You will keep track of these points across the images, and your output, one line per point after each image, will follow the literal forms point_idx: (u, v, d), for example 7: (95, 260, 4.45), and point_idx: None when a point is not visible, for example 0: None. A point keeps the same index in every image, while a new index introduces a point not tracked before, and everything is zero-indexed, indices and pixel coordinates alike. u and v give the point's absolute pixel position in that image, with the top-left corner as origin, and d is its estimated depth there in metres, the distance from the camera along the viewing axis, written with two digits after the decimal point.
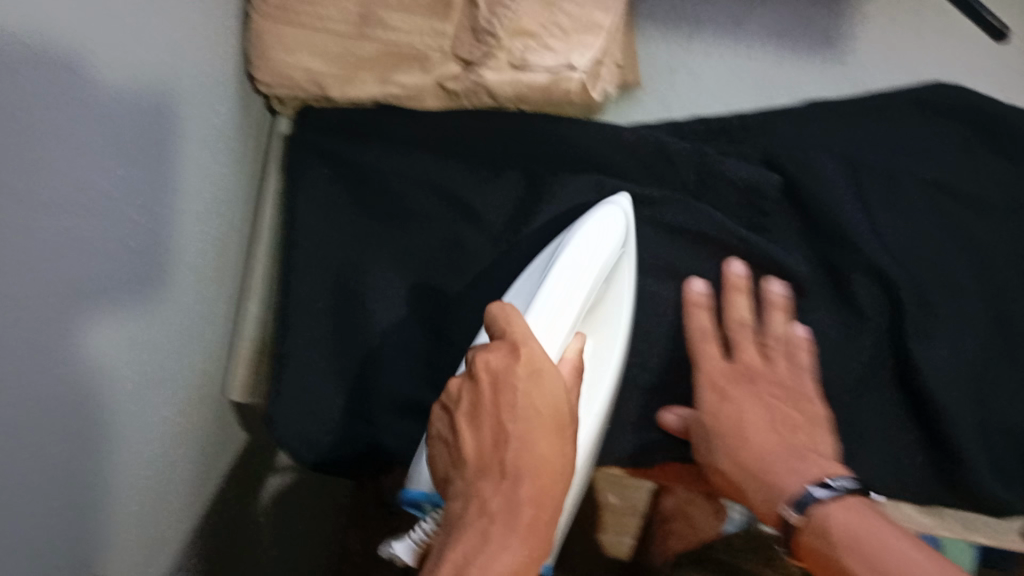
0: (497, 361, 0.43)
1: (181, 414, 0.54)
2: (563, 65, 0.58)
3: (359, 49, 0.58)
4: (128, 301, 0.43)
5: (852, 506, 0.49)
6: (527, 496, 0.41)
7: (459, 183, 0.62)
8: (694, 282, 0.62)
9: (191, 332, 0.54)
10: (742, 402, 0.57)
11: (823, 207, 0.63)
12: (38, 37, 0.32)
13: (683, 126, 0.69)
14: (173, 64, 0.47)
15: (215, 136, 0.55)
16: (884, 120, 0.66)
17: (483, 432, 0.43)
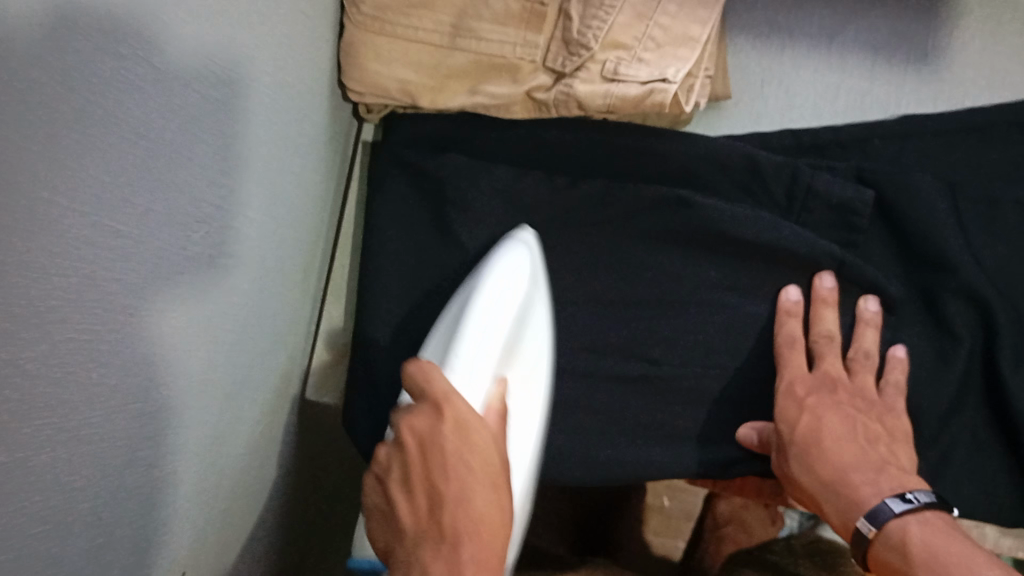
0: (424, 424, 0.48)
1: (240, 405, 0.52)
2: (656, 78, 0.57)
3: (450, 59, 0.58)
4: (222, 309, 0.46)
5: (930, 521, 0.51)
6: (467, 556, 0.44)
7: (532, 194, 0.65)
8: (789, 292, 0.62)
9: (256, 321, 0.53)
10: (824, 411, 0.58)
11: (923, 225, 0.61)
12: (122, 33, 0.33)
13: (773, 140, 0.65)
14: (258, 63, 0.47)
15: (290, 117, 0.53)
16: (987, 139, 0.63)
17: (417, 494, 0.47)
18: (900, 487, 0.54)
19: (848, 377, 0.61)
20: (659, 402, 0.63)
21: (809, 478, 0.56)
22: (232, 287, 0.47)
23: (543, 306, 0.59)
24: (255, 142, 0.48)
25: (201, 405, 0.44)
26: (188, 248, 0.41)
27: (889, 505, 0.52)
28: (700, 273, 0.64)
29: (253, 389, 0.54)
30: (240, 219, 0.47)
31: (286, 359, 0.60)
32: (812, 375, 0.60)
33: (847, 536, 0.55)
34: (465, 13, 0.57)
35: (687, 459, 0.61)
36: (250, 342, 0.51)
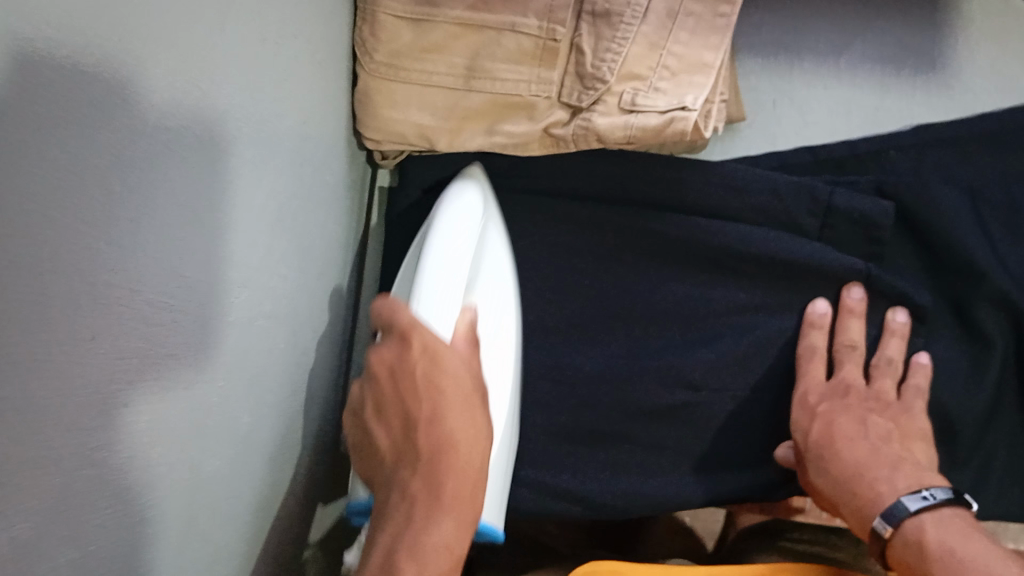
0: (391, 354, 0.47)
1: (261, 471, 0.48)
2: (676, 106, 0.57)
3: (466, 101, 0.58)
4: (255, 358, 0.46)
5: (947, 519, 0.48)
6: (445, 473, 0.44)
7: (551, 228, 0.64)
8: (816, 304, 0.62)
9: (277, 374, 0.49)
10: (836, 415, 0.57)
11: (946, 234, 0.61)
12: (131, 98, 0.31)
13: (789, 159, 0.65)
14: (271, 117, 0.46)
15: (296, 156, 0.50)
16: (1006, 147, 0.63)
17: (392, 422, 0.47)
18: (915, 484, 0.52)
19: (868, 384, 0.60)
20: (703, 430, 0.62)
21: (828, 484, 0.55)
22: (264, 348, 0.47)
23: (499, 234, 0.59)
24: (273, 203, 0.47)
25: (235, 452, 0.44)
26: (198, 305, 0.38)
27: (904, 503, 0.50)
28: (730, 295, 0.63)
29: (277, 446, 0.50)
30: (271, 276, 0.47)
31: (318, 417, 0.59)
32: (828, 384, 0.60)
33: (866, 537, 0.53)
34: (479, 54, 0.57)
35: (728, 485, 0.61)
36: (283, 397, 0.51)
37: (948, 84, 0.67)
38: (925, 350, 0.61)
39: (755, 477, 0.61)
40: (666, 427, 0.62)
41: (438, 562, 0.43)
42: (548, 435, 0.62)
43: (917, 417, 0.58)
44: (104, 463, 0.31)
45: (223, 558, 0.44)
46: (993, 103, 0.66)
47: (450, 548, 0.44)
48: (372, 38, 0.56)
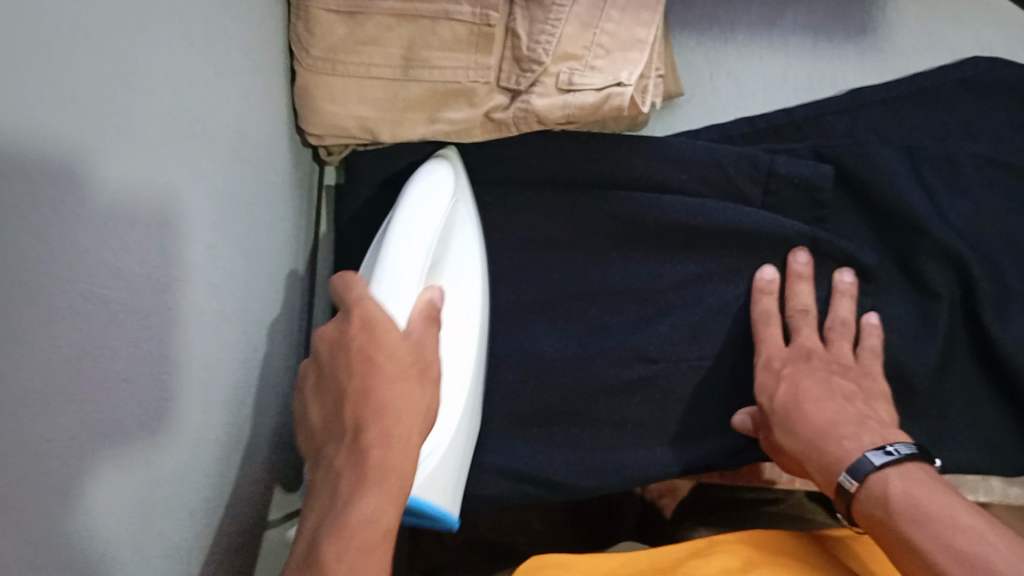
0: (332, 329, 0.49)
1: (212, 465, 0.47)
2: (611, 83, 0.58)
3: (406, 91, 0.59)
4: (213, 361, 0.47)
5: (911, 474, 0.49)
6: (372, 444, 0.45)
7: (497, 215, 0.64)
8: (765, 270, 0.63)
9: (228, 360, 0.49)
10: (801, 377, 0.58)
11: (886, 192, 0.62)
12: (64, 79, 0.31)
13: (729, 130, 0.66)
14: (208, 105, 0.46)
15: (235, 145, 0.50)
16: (940, 108, 0.64)
17: (328, 397, 0.48)
18: (879, 440, 0.52)
19: (825, 347, 0.61)
20: (660, 401, 0.62)
21: (796, 444, 0.56)
22: (221, 349, 0.48)
23: (466, 216, 0.60)
24: (216, 190, 0.47)
25: (198, 451, 0.45)
26: (143, 288, 0.38)
27: (870, 457, 0.51)
28: (680, 266, 0.64)
29: (229, 439, 0.50)
30: (222, 272, 0.48)
31: (278, 413, 0.60)
32: (788, 349, 0.61)
33: (834, 493, 0.53)
34: (415, 43, 0.58)
35: (693, 454, 0.62)
36: (240, 393, 0.52)
37: (880, 49, 0.68)
38: (874, 310, 0.62)
39: (715, 442, 0.62)
40: (627, 402, 0.62)
41: (362, 539, 0.43)
42: (510, 417, 0.62)
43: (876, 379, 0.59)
44: (62, 448, 0.31)
45: (185, 549, 0.44)
46: (923, 65, 0.68)
47: (373, 524, 0.43)
48: (306, 34, 0.56)
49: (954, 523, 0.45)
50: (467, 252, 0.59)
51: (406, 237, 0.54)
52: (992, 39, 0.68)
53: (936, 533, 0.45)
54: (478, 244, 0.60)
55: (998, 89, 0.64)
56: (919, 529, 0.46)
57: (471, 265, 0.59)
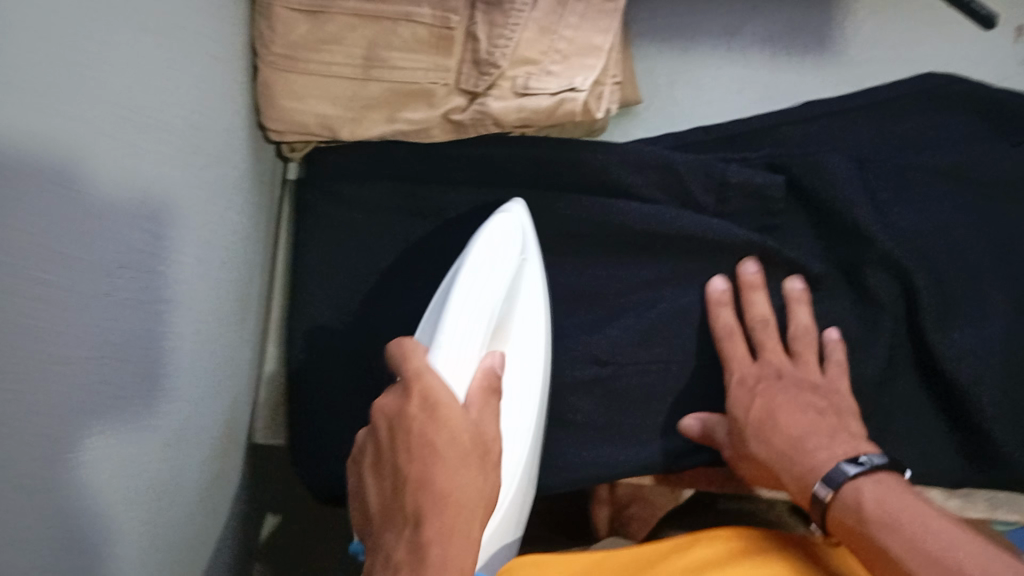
0: (391, 403, 0.45)
1: (173, 432, 0.48)
2: (566, 88, 0.61)
3: (366, 91, 0.60)
4: (175, 360, 0.48)
5: (883, 482, 0.49)
6: (430, 539, 0.41)
7: (455, 214, 0.65)
8: (715, 283, 0.64)
9: (187, 332, 0.50)
10: (773, 394, 0.58)
11: (832, 202, 0.63)
12: (51, 38, 0.33)
13: (686, 137, 0.68)
14: (177, 79, 0.47)
15: (200, 117, 0.51)
16: (893, 120, 0.67)
17: (385, 477, 0.44)
18: (852, 450, 0.53)
19: (790, 361, 0.61)
20: (608, 401, 0.63)
21: (769, 453, 0.55)
22: (182, 349, 0.50)
23: (529, 279, 0.59)
24: (183, 159, 0.48)
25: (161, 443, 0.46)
26: (116, 247, 0.39)
27: (843, 467, 0.50)
28: (638, 273, 0.66)
29: (189, 404, 0.51)
30: (184, 240, 0.49)
31: (228, 404, 0.60)
32: (754, 365, 0.61)
33: (808, 502, 0.52)
34: (376, 44, 0.59)
35: (642, 453, 0.62)
36: (196, 401, 0.53)
37: (837, 61, 0.72)
38: (837, 326, 0.63)
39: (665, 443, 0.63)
40: (575, 402, 0.63)
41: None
42: None
43: (840, 388, 0.59)
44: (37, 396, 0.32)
45: (148, 516, 0.45)
46: (877, 79, 0.71)
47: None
48: (269, 31, 0.56)
49: (927, 529, 0.45)
50: (526, 344, 0.58)
51: (467, 298, 0.52)
52: (944, 56, 0.71)
53: (911, 538, 0.45)
54: (540, 312, 0.59)
55: (949, 95, 0.67)
56: (894, 533, 0.45)
57: (530, 358, 0.58)
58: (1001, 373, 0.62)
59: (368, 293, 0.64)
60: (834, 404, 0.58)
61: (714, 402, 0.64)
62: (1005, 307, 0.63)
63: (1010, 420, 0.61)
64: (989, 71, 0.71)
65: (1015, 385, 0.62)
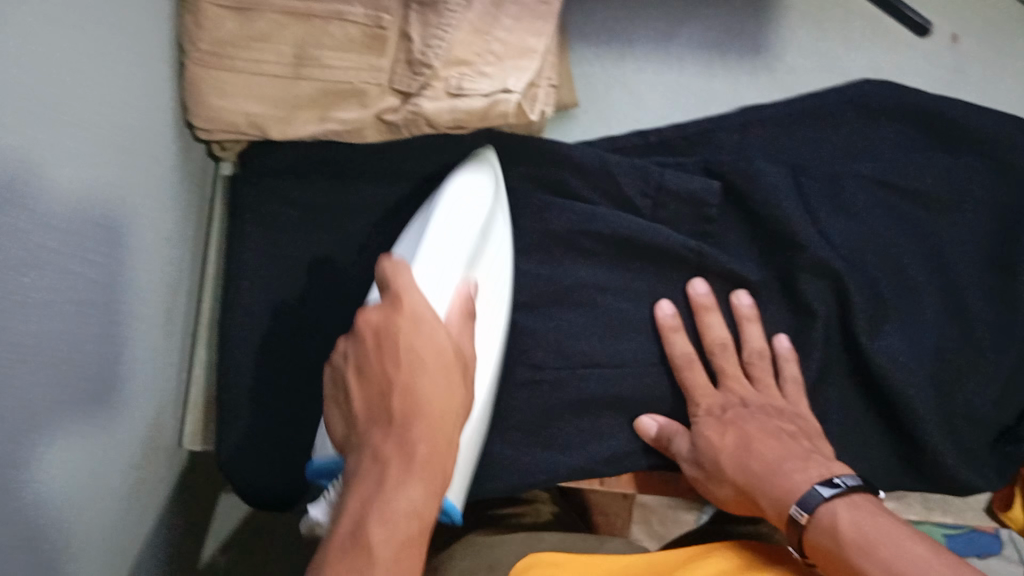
0: (378, 315, 0.45)
1: (87, 416, 0.48)
2: (499, 90, 0.60)
3: (297, 90, 0.59)
4: (88, 353, 0.47)
5: (858, 503, 0.49)
6: (420, 442, 0.41)
7: (395, 215, 0.65)
8: (663, 306, 0.63)
9: (105, 317, 0.49)
10: (746, 424, 0.58)
11: (765, 208, 0.63)
12: None
13: (622, 141, 0.68)
14: (89, 69, 0.46)
15: (119, 103, 0.50)
16: (833, 128, 0.67)
17: (369, 382, 0.44)
18: (828, 473, 0.52)
19: (751, 385, 0.62)
20: (543, 407, 0.62)
21: (748, 477, 0.55)
22: (100, 342, 0.49)
23: (500, 222, 0.60)
24: (97, 146, 0.47)
25: (73, 438, 0.46)
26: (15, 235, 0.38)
27: (817, 490, 0.50)
28: (577, 271, 0.65)
29: (105, 391, 0.50)
30: (101, 223, 0.48)
31: (154, 408, 0.59)
32: (716, 393, 0.61)
33: (784, 526, 0.52)
34: (307, 42, 0.58)
35: (577, 458, 0.62)
36: (121, 390, 0.53)
37: (771, 68, 0.73)
38: (785, 334, 0.63)
39: (600, 447, 0.63)
40: (511, 407, 0.62)
41: (407, 531, 0.40)
42: None
43: (801, 408, 0.61)
44: None
45: (55, 504, 0.44)
46: (809, 86, 0.73)
47: (417, 517, 0.41)
48: (195, 27, 0.55)
49: (902, 552, 0.45)
50: (492, 284, 0.59)
51: (447, 228, 0.55)
52: (876, 63, 0.73)
53: (886, 562, 0.45)
54: (507, 253, 0.61)
55: (882, 112, 0.67)
56: (871, 558, 0.45)
57: (496, 301, 0.59)
58: (931, 378, 0.63)
59: (313, 299, 0.63)
60: (799, 425, 0.59)
61: (649, 406, 0.64)
62: (937, 313, 0.63)
63: (942, 424, 0.63)
64: (922, 80, 0.73)
65: (945, 389, 0.63)
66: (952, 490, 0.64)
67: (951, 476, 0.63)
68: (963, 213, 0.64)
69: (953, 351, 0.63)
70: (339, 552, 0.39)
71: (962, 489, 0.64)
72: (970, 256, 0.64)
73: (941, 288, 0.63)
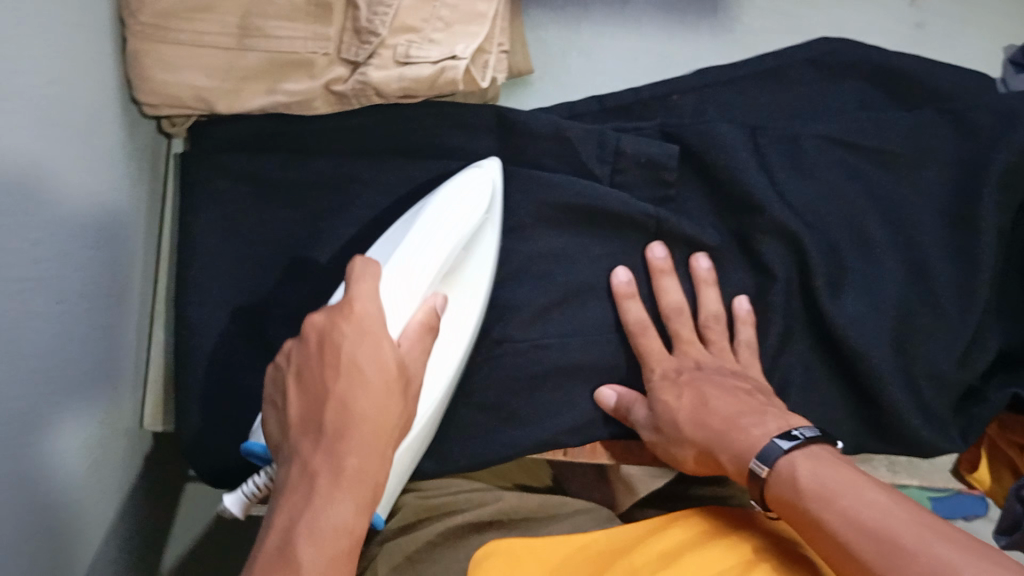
0: (323, 318, 0.45)
1: (41, 401, 0.47)
2: (447, 56, 0.59)
3: (242, 60, 0.58)
4: (28, 338, 0.45)
5: (816, 455, 0.48)
6: (352, 455, 0.41)
7: (351, 184, 0.64)
8: (618, 273, 0.63)
9: (55, 296, 0.48)
10: (702, 384, 0.57)
11: (723, 170, 0.63)
12: None
13: (580, 107, 0.68)
14: (27, 46, 0.44)
15: (62, 78, 0.49)
16: (786, 86, 0.67)
17: (307, 390, 0.44)
18: (785, 424, 0.52)
19: (707, 349, 0.61)
20: (503, 382, 0.61)
21: (705, 434, 0.54)
22: (44, 327, 0.47)
23: (488, 242, 0.60)
24: (40, 118, 0.46)
25: (13, 431, 0.43)
26: None
27: (776, 443, 0.49)
28: (536, 242, 0.64)
29: (58, 370, 0.49)
30: (48, 200, 0.47)
31: (112, 389, 0.58)
32: (672, 358, 0.61)
33: (745, 481, 0.51)
34: (250, 12, 0.57)
35: (538, 428, 0.61)
36: (66, 376, 0.50)
37: (728, 29, 0.73)
38: (746, 295, 0.63)
39: (565, 418, 0.62)
40: (471, 378, 0.62)
41: (335, 545, 0.39)
42: None
43: (752, 371, 0.60)
44: None
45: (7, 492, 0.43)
46: (764, 47, 0.73)
47: (346, 533, 0.40)
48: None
49: (862, 499, 0.44)
50: (466, 292, 0.59)
51: (418, 246, 0.54)
52: (834, 21, 0.73)
53: (845, 507, 0.44)
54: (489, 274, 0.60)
55: (838, 67, 0.67)
56: (829, 507, 0.44)
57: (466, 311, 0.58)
58: (892, 336, 0.62)
59: (268, 275, 0.62)
60: (754, 383, 0.58)
61: (609, 375, 0.63)
62: (899, 272, 0.63)
63: (906, 386, 0.63)
64: (882, 36, 0.73)
65: (907, 350, 0.62)
66: (918, 452, 0.64)
67: (914, 437, 0.62)
68: (921, 171, 0.64)
69: (913, 311, 0.62)
70: (264, 564, 0.38)
71: (929, 450, 0.63)
72: (931, 214, 0.63)
73: (903, 250, 0.63)
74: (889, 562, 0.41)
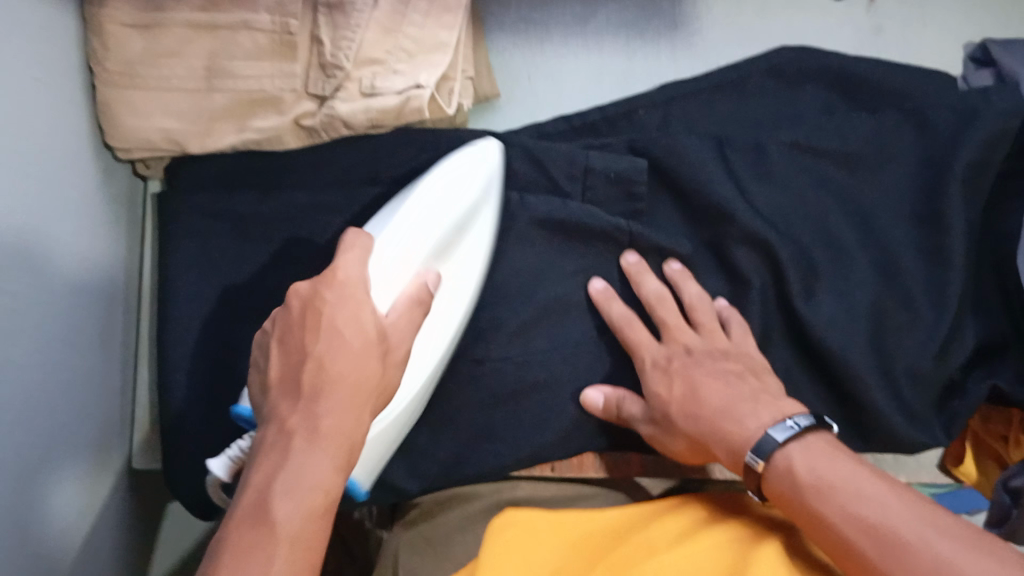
0: (306, 287, 0.46)
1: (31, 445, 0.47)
2: (411, 86, 0.60)
3: (210, 102, 0.59)
4: (14, 387, 0.45)
5: (814, 445, 0.48)
6: (327, 411, 0.42)
7: (330, 202, 0.64)
8: (595, 283, 0.64)
9: (38, 341, 0.49)
10: (692, 371, 0.58)
11: (690, 182, 0.64)
12: None
13: (547, 128, 0.69)
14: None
15: (35, 121, 0.49)
16: (747, 97, 0.68)
17: (288, 349, 0.44)
18: (779, 413, 0.52)
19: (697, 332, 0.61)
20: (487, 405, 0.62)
21: (697, 426, 0.55)
22: (29, 374, 0.47)
23: (486, 222, 0.60)
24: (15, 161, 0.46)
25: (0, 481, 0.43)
26: None
27: (772, 434, 0.49)
28: (512, 262, 0.64)
29: (46, 414, 0.49)
30: (27, 245, 0.47)
31: (99, 431, 0.59)
32: (661, 348, 0.61)
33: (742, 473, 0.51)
34: (217, 54, 0.58)
35: (523, 446, 0.62)
36: (52, 423, 0.50)
37: (688, 44, 0.74)
38: (724, 297, 0.64)
39: (550, 435, 0.62)
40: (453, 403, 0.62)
41: (310, 501, 0.39)
42: None
43: (747, 346, 0.60)
44: None
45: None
46: (722, 60, 0.74)
47: (322, 488, 0.40)
48: (100, 49, 0.56)
49: (861, 492, 0.44)
50: (456, 275, 0.59)
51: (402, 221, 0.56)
52: (791, 31, 0.75)
53: (843, 504, 0.44)
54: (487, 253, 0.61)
55: (795, 75, 0.68)
56: (829, 501, 0.45)
57: (459, 289, 0.60)
58: (868, 335, 0.63)
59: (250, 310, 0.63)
60: (746, 363, 0.58)
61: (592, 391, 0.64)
62: (869, 271, 0.63)
63: (885, 386, 0.63)
64: (838, 43, 0.75)
65: (884, 349, 0.63)
66: (902, 451, 0.65)
67: (897, 437, 0.63)
68: (885, 172, 0.65)
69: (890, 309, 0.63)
70: (242, 520, 0.38)
71: (913, 448, 0.64)
72: (898, 213, 0.64)
73: (873, 249, 0.64)
74: (893, 556, 0.41)
